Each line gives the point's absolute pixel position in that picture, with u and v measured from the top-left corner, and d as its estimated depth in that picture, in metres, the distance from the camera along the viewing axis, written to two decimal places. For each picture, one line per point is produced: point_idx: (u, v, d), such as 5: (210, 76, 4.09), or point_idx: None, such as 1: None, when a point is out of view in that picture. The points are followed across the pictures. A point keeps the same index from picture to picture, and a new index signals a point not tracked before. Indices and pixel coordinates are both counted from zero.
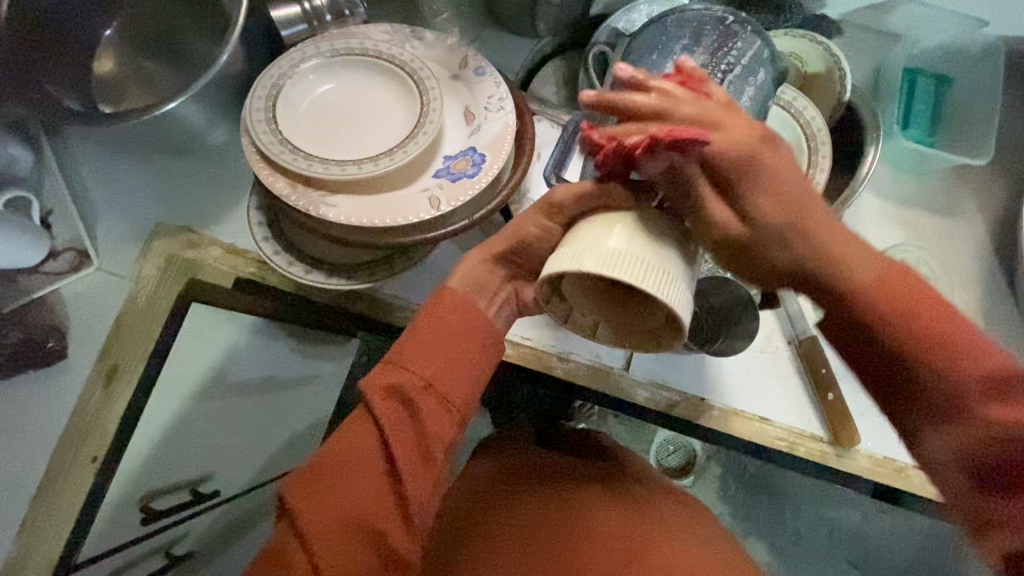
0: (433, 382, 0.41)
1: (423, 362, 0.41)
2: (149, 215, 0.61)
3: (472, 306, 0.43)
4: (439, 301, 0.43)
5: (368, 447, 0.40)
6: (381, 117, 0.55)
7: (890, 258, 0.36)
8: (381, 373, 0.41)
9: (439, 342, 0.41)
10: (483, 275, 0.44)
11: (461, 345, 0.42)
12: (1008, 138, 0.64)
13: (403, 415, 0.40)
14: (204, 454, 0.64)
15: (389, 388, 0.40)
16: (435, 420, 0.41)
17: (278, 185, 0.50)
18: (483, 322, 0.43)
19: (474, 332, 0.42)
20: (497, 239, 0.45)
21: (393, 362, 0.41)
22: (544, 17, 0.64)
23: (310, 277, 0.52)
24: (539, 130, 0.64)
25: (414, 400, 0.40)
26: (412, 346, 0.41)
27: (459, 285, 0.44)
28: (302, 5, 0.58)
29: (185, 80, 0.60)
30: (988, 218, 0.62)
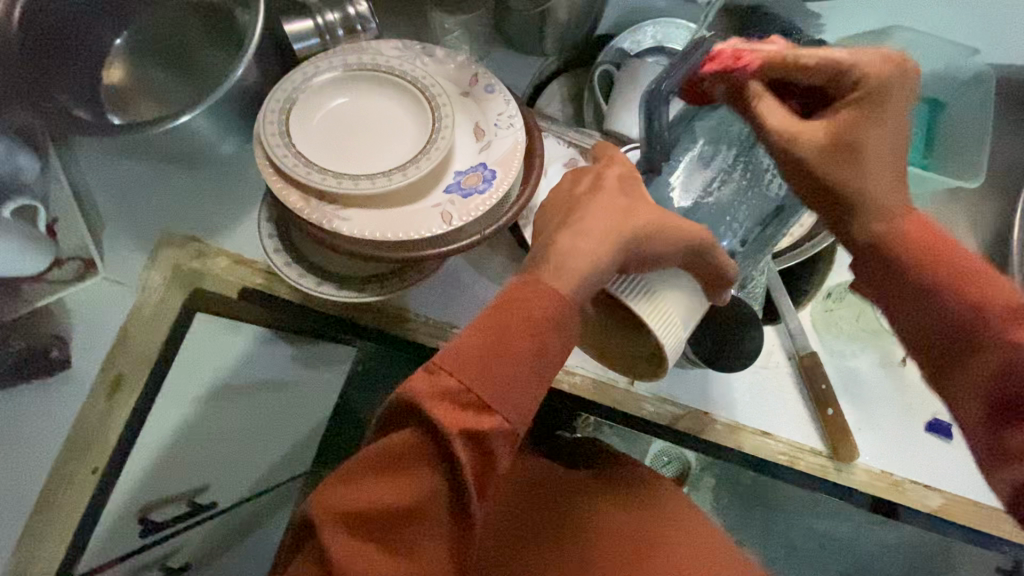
0: (513, 421, 0.36)
1: (505, 397, 0.36)
2: (156, 224, 0.61)
3: (563, 315, 0.38)
4: (532, 300, 0.37)
5: (429, 487, 0.35)
6: (394, 131, 0.56)
7: (930, 278, 0.40)
8: (451, 400, 0.35)
9: (524, 372, 0.37)
10: (595, 279, 0.39)
11: (539, 374, 0.37)
12: (996, 162, 0.67)
13: (472, 455, 0.36)
14: (204, 467, 0.65)
15: (464, 423, 0.35)
16: (505, 459, 0.37)
17: (291, 198, 0.50)
18: (569, 336, 0.38)
19: (560, 348, 0.38)
20: (632, 220, 0.40)
21: (471, 390, 0.36)
22: (552, 36, 0.66)
23: (322, 290, 0.53)
24: (547, 146, 0.65)
25: (489, 439, 0.36)
26: (495, 370, 0.36)
27: (570, 288, 0.38)
28: (314, 20, 0.59)
29: (197, 90, 0.60)
30: (978, 238, 0.64)
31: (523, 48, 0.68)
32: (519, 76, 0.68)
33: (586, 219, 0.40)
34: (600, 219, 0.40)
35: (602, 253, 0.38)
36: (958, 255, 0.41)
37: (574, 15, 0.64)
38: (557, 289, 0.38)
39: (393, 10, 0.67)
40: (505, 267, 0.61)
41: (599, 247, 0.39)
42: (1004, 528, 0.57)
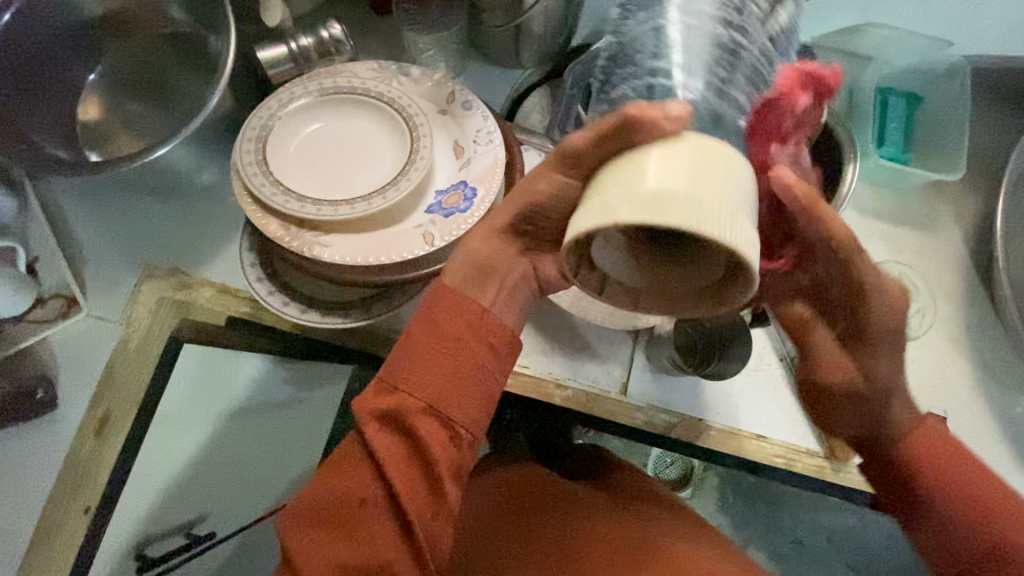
0: (433, 403, 0.41)
1: (420, 383, 0.41)
2: (138, 257, 0.60)
3: (470, 301, 0.43)
4: (438, 299, 0.43)
5: (363, 474, 0.41)
6: (372, 153, 0.56)
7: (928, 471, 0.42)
8: (377, 396, 0.41)
9: (438, 357, 0.41)
10: (493, 257, 0.45)
11: (460, 355, 0.41)
12: (975, 152, 0.67)
13: (398, 440, 0.41)
14: (205, 495, 0.61)
15: (380, 413, 0.41)
16: (438, 442, 0.40)
17: (271, 227, 0.50)
18: (489, 324, 0.42)
19: (479, 333, 0.42)
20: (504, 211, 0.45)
21: (386, 383, 0.41)
22: (527, 48, 0.66)
23: (306, 317, 0.52)
24: (528, 159, 0.66)
25: (411, 423, 0.40)
26: (408, 359, 0.41)
27: (460, 275, 0.44)
28: (288, 45, 0.59)
29: (172, 120, 0.59)
30: (963, 230, 0.65)
31: (500, 63, 0.69)
32: (497, 91, 0.69)
33: (502, 202, 0.46)
34: (496, 217, 0.46)
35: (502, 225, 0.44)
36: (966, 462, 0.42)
37: (548, 28, 0.64)
38: (455, 279, 0.44)
39: (366, 28, 0.67)
40: None
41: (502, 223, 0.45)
42: None
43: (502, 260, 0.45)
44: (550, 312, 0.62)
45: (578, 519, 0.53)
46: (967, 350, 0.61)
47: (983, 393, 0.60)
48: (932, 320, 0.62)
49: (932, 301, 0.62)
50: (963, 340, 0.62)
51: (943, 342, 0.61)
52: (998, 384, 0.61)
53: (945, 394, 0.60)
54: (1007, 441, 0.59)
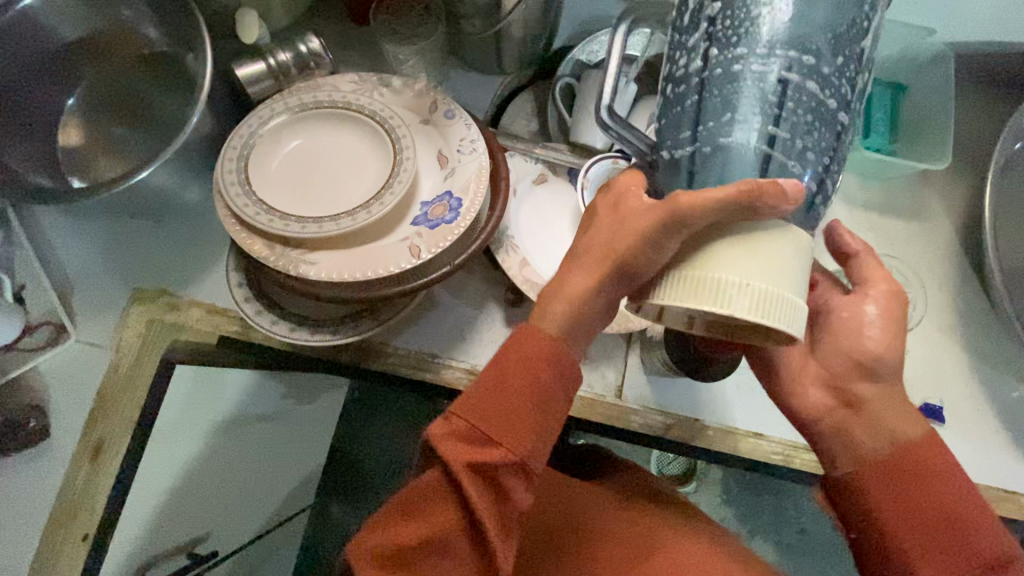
0: (524, 457, 0.38)
1: (515, 437, 0.38)
2: (125, 281, 0.60)
3: (564, 346, 0.39)
4: (533, 342, 0.39)
5: (451, 526, 0.38)
6: (356, 168, 0.56)
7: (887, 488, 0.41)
8: (466, 446, 0.37)
9: (529, 406, 0.38)
10: (588, 311, 0.40)
11: (552, 402, 0.39)
12: (963, 138, 0.67)
13: (491, 497, 0.38)
14: (202, 511, 0.68)
15: (475, 464, 0.37)
16: (522, 494, 0.39)
17: (256, 247, 0.50)
18: (576, 370, 0.40)
19: (569, 379, 0.39)
20: (594, 244, 0.39)
21: (480, 431, 0.38)
22: (509, 53, 0.65)
23: (296, 335, 0.52)
24: (514, 165, 0.66)
25: (499, 477, 0.38)
26: (500, 406, 0.38)
27: (558, 329, 0.39)
28: (267, 62, 0.58)
29: (153, 140, 0.59)
30: (952, 217, 0.64)
31: (482, 69, 0.68)
32: (480, 98, 0.68)
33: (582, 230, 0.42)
34: (584, 245, 0.40)
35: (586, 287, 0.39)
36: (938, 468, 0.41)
37: (528, 32, 0.64)
38: (548, 329, 0.39)
39: (345, 40, 0.66)
40: (482, 289, 0.61)
41: (587, 286, 0.39)
42: (1009, 508, 0.56)
43: (594, 314, 0.40)
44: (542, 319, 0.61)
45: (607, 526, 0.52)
46: (961, 337, 0.61)
47: (979, 381, 0.60)
48: (924, 309, 0.62)
49: (923, 289, 0.62)
50: (956, 328, 0.62)
51: (936, 331, 0.61)
52: (992, 369, 0.61)
53: (941, 383, 0.60)
54: (1004, 428, 0.59)
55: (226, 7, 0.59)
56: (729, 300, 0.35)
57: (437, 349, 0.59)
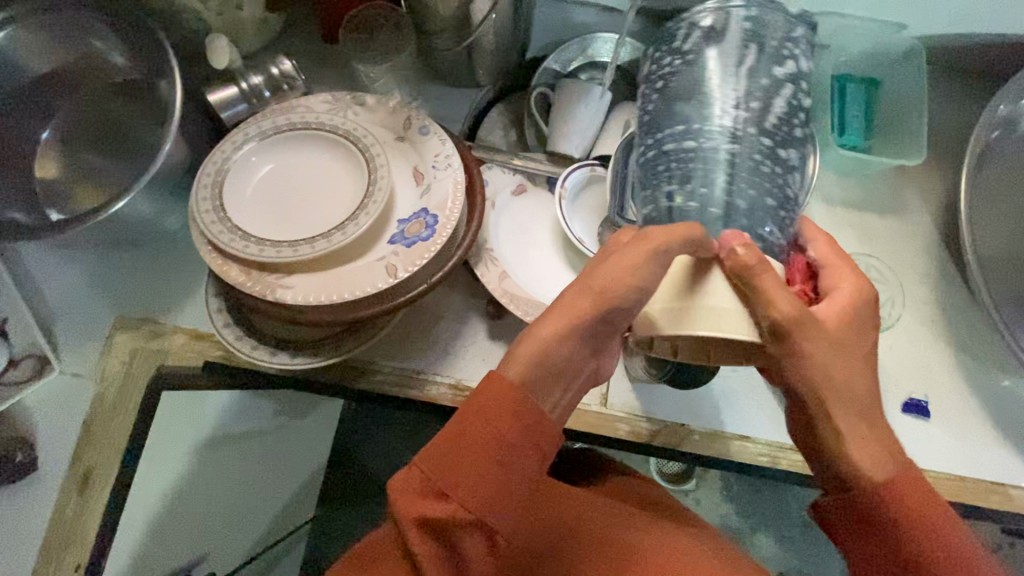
0: (477, 513, 0.38)
1: (467, 492, 0.38)
2: (108, 310, 0.60)
3: (527, 402, 0.40)
4: (492, 393, 0.40)
5: (400, 571, 0.39)
6: (332, 189, 0.56)
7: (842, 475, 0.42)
8: (417, 500, 0.38)
9: (484, 462, 0.39)
10: (555, 356, 0.42)
11: (507, 456, 0.39)
12: (938, 131, 0.67)
13: (437, 549, 0.38)
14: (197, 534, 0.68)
15: (424, 521, 0.38)
16: (475, 548, 0.39)
17: (232, 273, 0.50)
18: (541, 425, 0.41)
19: (529, 435, 0.40)
20: (584, 298, 0.43)
21: (432, 486, 0.38)
22: (482, 66, 0.66)
23: (277, 359, 0.53)
24: (492, 177, 0.65)
25: (451, 534, 0.38)
26: (452, 462, 0.38)
27: (522, 374, 0.42)
28: (238, 85, 0.59)
29: (131, 169, 0.59)
30: (931, 210, 0.65)
31: (456, 83, 0.69)
32: (456, 111, 0.68)
33: (574, 287, 0.44)
34: (564, 302, 0.43)
35: (555, 339, 0.42)
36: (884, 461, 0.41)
37: (500, 44, 0.64)
38: (513, 379, 0.41)
39: (319, 60, 0.66)
40: (464, 302, 0.61)
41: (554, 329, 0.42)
42: (998, 500, 0.56)
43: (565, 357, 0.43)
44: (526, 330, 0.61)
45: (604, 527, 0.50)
46: (944, 330, 0.62)
47: (964, 374, 0.60)
48: (906, 304, 0.62)
49: (905, 284, 0.62)
50: (938, 321, 0.62)
51: (920, 326, 0.61)
52: (976, 361, 0.61)
53: (925, 378, 0.60)
54: (990, 420, 0.59)
55: (196, 32, 0.59)
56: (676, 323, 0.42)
57: (421, 365, 0.59)
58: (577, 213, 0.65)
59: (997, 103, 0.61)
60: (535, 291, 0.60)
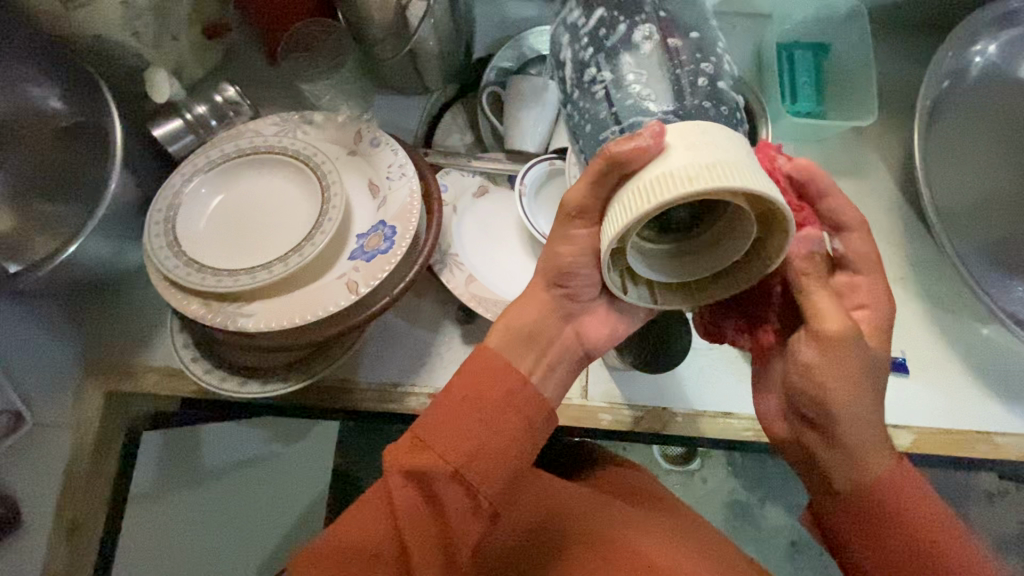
0: (457, 466, 0.41)
1: (448, 445, 0.41)
2: (75, 357, 0.59)
3: (506, 367, 0.43)
4: (475, 358, 0.44)
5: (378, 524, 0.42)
6: (288, 212, 0.56)
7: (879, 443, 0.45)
8: (406, 452, 0.41)
9: (468, 419, 0.41)
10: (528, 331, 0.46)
11: (489, 419, 0.41)
12: (889, 89, 0.67)
13: (418, 499, 0.41)
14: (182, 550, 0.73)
15: (409, 471, 0.41)
16: (459, 500, 0.41)
17: (191, 307, 0.49)
18: (525, 393, 0.43)
19: (512, 403, 0.42)
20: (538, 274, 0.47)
21: (419, 441, 0.41)
22: (429, 71, 0.65)
23: (247, 389, 0.52)
24: (450, 182, 0.64)
25: (434, 486, 0.41)
26: (439, 420, 0.41)
27: (497, 342, 0.46)
28: (183, 117, 0.58)
29: (83, 210, 0.56)
30: (890, 167, 0.65)
31: (406, 91, 0.68)
32: (409, 118, 0.67)
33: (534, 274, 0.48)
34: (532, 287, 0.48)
35: (528, 318, 0.47)
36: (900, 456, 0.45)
37: (444, 47, 0.63)
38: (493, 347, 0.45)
39: (265, 85, 0.66)
40: (435, 311, 0.61)
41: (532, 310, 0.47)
42: (985, 449, 0.56)
43: (546, 328, 0.47)
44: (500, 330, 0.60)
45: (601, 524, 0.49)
46: (916, 285, 0.62)
47: (939, 328, 0.61)
48: (875, 263, 0.62)
49: (873, 243, 0.62)
50: (910, 277, 0.62)
51: (891, 285, 0.61)
52: (951, 313, 0.61)
53: (902, 336, 0.60)
54: (969, 371, 0.59)
55: (134, 67, 0.59)
56: (658, 192, 0.34)
57: (399, 378, 0.58)
58: (541, 208, 0.65)
59: (943, 54, 0.62)
60: (503, 291, 0.60)
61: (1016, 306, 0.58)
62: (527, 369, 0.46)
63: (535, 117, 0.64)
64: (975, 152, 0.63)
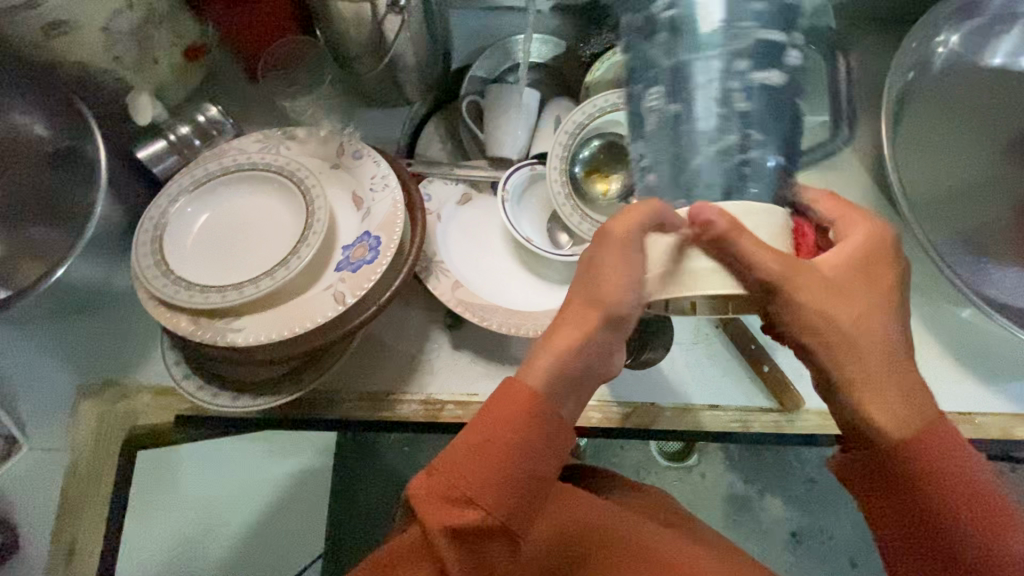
0: (502, 521, 0.38)
1: (496, 500, 0.38)
2: (67, 381, 0.60)
3: (547, 412, 0.40)
4: (510, 402, 0.40)
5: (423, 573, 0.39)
6: (273, 227, 0.56)
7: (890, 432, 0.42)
8: (444, 509, 0.38)
9: (509, 473, 0.38)
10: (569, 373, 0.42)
11: (533, 469, 0.39)
12: (857, 83, 0.69)
13: (464, 557, 0.38)
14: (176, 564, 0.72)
15: (454, 530, 0.37)
16: (499, 551, 0.38)
17: (180, 324, 0.50)
18: (564, 437, 0.40)
19: (553, 449, 0.40)
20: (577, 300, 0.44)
21: (460, 496, 0.38)
22: (408, 83, 0.67)
23: (240, 403, 0.53)
24: (434, 190, 0.65)
25: (478, 541, 0.38)
26: (480, 474, 0.38)
27: (539, 385, 0.41)
28: (166, 138, 0.59)
29: (70, 234, 0.57)
30: (861, 159, 0.67)
31: (386, 103, 0.69)
32: (391, 130, 0.69)
33: (568, 304, 0.44)
34: (567, 317, 0.43)
35: (570, 351, 0.42)
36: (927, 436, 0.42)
37: (422, 59, 0.65)
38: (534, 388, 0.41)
39: (248, 103, 0.67)
40: (423, 318, 0.62)
41: (570, 344, 0.42)
42: (966, 428, 0.58)
43: (585, 368, 0.42)
44: (489, 334, 0.61)
45: (634, 545, 0.49)
46: None
47: (917, 312, 0.62)
48: None
49: None
50: None
51: None
52: (928, 297, 0.63)
53: None
54: (948, 353, 0.61)
55: (116, 91, 0.59)
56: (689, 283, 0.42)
57: (390, 386, 0.59)
58: (523, 213, 0.66)
59: (907, 46, 0.63)
60: (489, 296, 0.61)
61: (989, 288, 0.59)
62: (568, 414, 0.42)
63: (517, 123, 0.65)
64: (942, 141, 0.65)
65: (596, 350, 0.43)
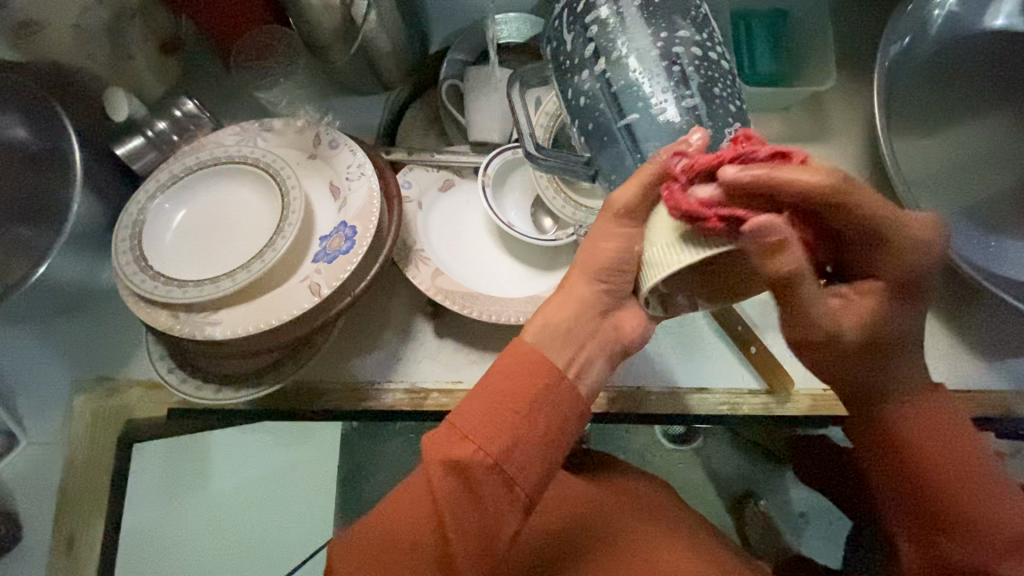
0: (496, 458, 0.41)
1: (488, 437, 0.41)
2: (59, 377, 0.61)
3: (545, 362, 0.42)
4: (514, 354, 0.43)
5: (415, 514, 0.42)
6: (251, 219, 0.57)
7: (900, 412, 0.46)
8: (444, 443, 0.42)
9: (510, 416, 0.41)
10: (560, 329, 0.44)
11: (536, 414, 0.42)
12: (850, 53, 0.67)
13: (456, 491, 0.41)
14: None
15: (450, 465, 0.41)
16: (494, 489, 0.41)
17: (159, 319, 0.51)
18: (560, 388, 0.42)
19: (552, 398, 0.42)
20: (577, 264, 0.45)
21: (459, 433, 0.41)
22: (385, 69, 0.66)
23: (223, 396, 0.54)
24: (415, 178, 0.64)
25: (473, 475, 0.41)
26: (479, 416, 0.41)
27: (535, 336, 0.44)
28: (145, 134, 0.60)
29: (51, 232, 0.58)
30: (854, 131, 0.64)
31: (366, 90, 0.68)
32: (372, 118, 0.68)
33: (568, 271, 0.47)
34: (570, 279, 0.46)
35: (574, 303, 0.45)
36: (942, 436, 0.45)
37: (397, 45, 0.64)
38: (531, 342, 0.44)
39: (227, 96, 0.67)
40: (407, 308, 0.61)
41: (578, 293, 0.45)
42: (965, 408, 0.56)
43: (582, 324, 0.44)
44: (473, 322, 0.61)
45: (634, 534, 0.50)
46: None
47: None
48: None
49: None
50: None
51: None
52: None
53: None
54: (948, 330, 0.59)
55: (92, 88, 0.60)
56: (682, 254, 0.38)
57: (375, 377, 0.59)
58: (507, 199, 0.65)
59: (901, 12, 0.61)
60: (472, 283, 0.61)
61: (991, 262, 0.57)
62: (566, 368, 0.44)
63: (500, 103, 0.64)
64: (943, 110, 0.62)
65: (590, 307, 0.45)
